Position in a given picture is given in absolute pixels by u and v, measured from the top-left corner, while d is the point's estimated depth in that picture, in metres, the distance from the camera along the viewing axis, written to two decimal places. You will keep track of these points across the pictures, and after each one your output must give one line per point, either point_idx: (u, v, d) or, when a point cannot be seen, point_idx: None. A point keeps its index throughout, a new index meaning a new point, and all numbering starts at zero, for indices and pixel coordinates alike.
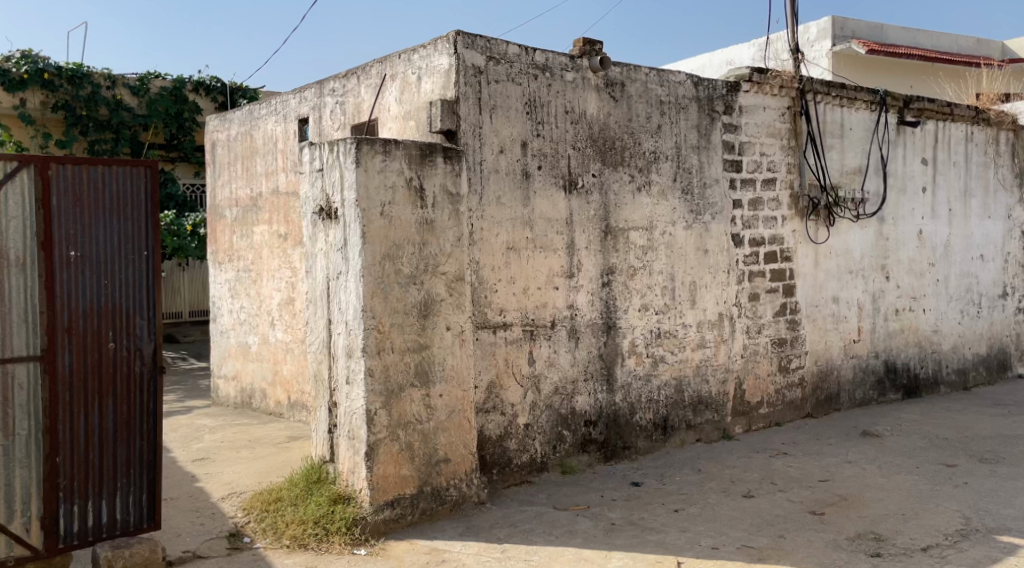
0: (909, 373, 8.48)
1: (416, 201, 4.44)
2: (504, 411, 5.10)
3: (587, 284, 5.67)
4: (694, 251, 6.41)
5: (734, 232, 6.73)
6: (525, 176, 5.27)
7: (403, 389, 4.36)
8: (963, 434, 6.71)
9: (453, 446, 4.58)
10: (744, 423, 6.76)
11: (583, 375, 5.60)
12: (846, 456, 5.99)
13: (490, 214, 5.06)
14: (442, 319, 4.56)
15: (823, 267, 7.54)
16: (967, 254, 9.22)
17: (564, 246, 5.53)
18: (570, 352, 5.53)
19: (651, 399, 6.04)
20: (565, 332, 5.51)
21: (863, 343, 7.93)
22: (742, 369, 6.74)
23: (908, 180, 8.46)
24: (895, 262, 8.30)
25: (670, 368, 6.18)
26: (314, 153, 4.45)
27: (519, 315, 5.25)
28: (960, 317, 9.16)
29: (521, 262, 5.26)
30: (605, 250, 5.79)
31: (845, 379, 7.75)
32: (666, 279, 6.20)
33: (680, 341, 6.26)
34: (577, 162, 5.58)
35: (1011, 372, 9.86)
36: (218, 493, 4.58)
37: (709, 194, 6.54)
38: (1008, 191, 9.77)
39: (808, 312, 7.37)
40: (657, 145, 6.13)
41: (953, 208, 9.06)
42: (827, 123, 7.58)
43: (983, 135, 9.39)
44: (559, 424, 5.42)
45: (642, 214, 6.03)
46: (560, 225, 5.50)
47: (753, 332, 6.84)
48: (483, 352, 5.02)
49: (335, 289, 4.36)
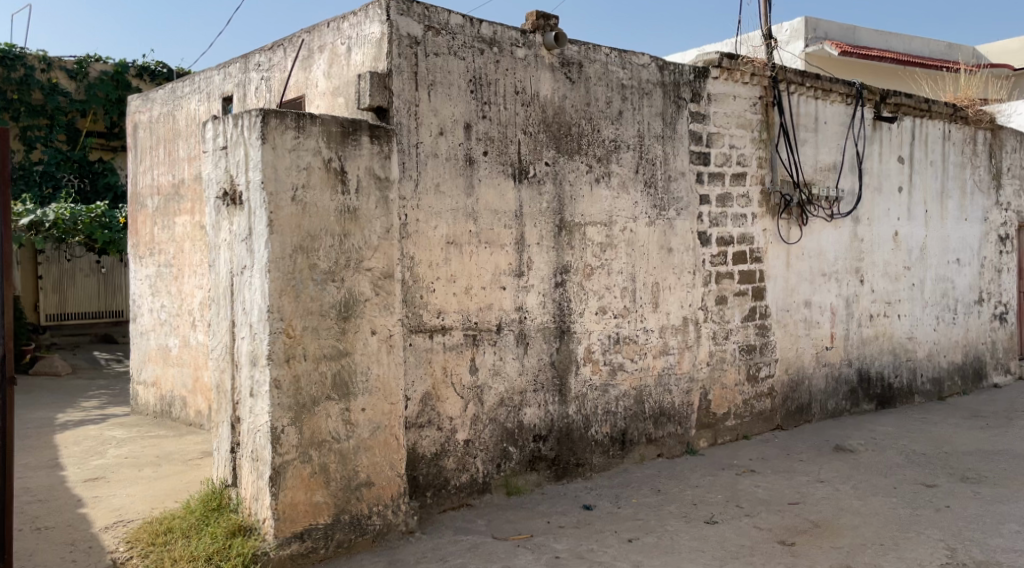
0: (883, 382, 8.06)
1: (336, 185, 3.85)
2: (441, 427, 4.53)
3: (538, 284, 5.12)
4: (658, 250, 5.90)
5: (701, 229, 6.22)
6: (468, 162, 4.70)
7: (318, 403, 3.77)
8: (942, 450, 6.27)
9: (378, 468, 4.00)
10: (710, 436, 6.26)
11: (533, 385, 5.04)
12: (819, 474, 5.50)
13: (427, 204, 4.49)
14: (366, 321, 3.97)
15: (796, 269, 7.08)
16: (943, 258, 8.88)
17: (512, 242, 4.97)
18: (517, 359, 4.97)
19: (608, 411, 5.51)
20: (512, 337, 4.95)
21: (836, 350, 7.49)
22: (708, 378, 6.24)
23: (884, 179, 8.04)
24: (869, 264, 7.87)
25: (629, 377, 5.66)
26: (218, 128, 3.84)
27: (460, 317, 4.68)
28: (936, 323, 8.79)
29: (463, 259, 4.70)
30: (559, 248, 5.24)
31: (817, 389, 7.29)
32: (626, 279, 5.67)
33: (641, 347, 5.75)
34: (528, 148, 5.03)
35: (986, 381, 9.53)
36: (101, 523, 3.96)
37: (675, 188, 6.02)
38: (985, 193, 9.49)
39: (779, 317, 6.91)
40: (617, 133, 5.61)
41: (929, 209, 8.69)
42: (802, 115, 7.12)
43: (960, 134, 9.08)
44: (504, 440, 4.86)
45: (601, 207, 5.50)
46: (508, 218, 4.94)
47: (720, 339, 6.34)
48: (417, 359, 4.44)
49: (239, 286, 3.76)
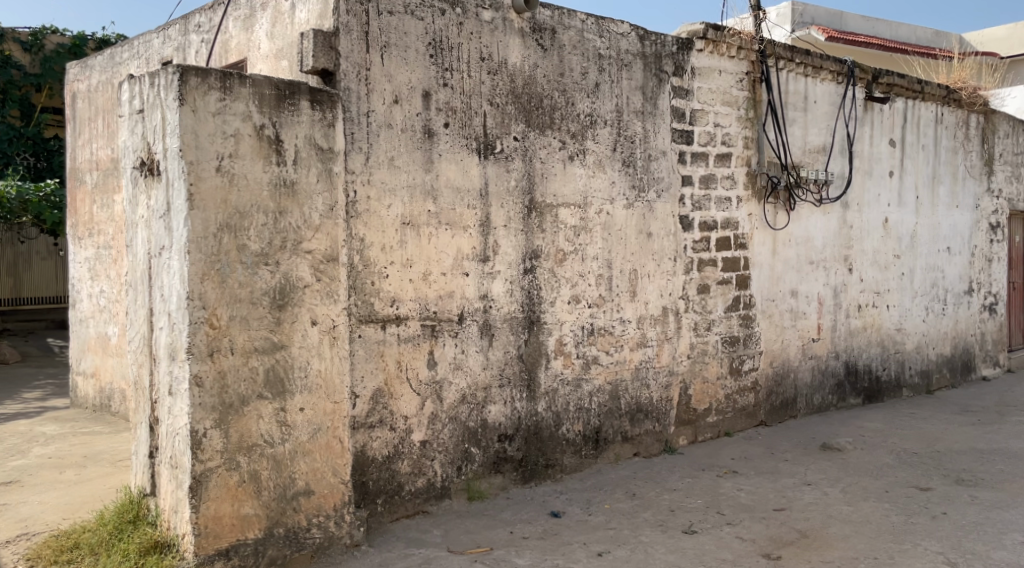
0: (870, 376, 7.72)
1: (270, 155, 3.40)
2: (394, 427, 4.10)
3: (504, 271, 4.69)
4: (636, 234, 5.48)
5: (683, 213, 5.82)
6: (427, 135, 4.26)
7: (247, 403, 3.33)
8: (934, 449, 5.93)
9: (318, 475, 3.57)
10: (690, 434, 5.88)
11: (498, 381, 4.62)
12: (805, 476, 5.13)
13: (380, 180, 4.04)
14: (305, 310, 3.52)
15: (782, 257, 6.69)
16: (933, 246, 8.56)
17: (476, 223, 4.53)
18: (481, 352, 4.54)
19: (581, 408, 5.10)
20: (476, 328, 4.52)
21: (823, 342, 7.13)
22: (688, 372, 5.85)
23: (875, 163, 7.67)
24: (858, 252, 7.51)
25: (604, 371, 5.25)
26: (133, 88, 3.38)
27: (417, 305, 4.24)
28: (925, 314, 8.46)
29: (420, 242, 4.25)
30: (528, 230, 4.81)
31: (802, 383, 6.92)
32: (602, 266, 5.25)
33: (618, 338, 5.34)
34: (495, 121, 4.59)
35: (974, 373, 9.24)
36: (3, 536, 3.50)
37: (655, 168, 5.60)
38: (977, 179, 9.17)
39: (765, 307, 6.53)
40: (594, 107, 5.17)
41: (921, 195, 8.36)
42: (791, 93, 6.71)
43: (954, 117, 8.73)
44: (465, 441, 4.44)
45: (574, 188, 5.07)
46: (472, 197, 4.50)
47: (701, 330, 5.95)
48: (367, 352, 4.00)
49: (157, 269, 3.31)
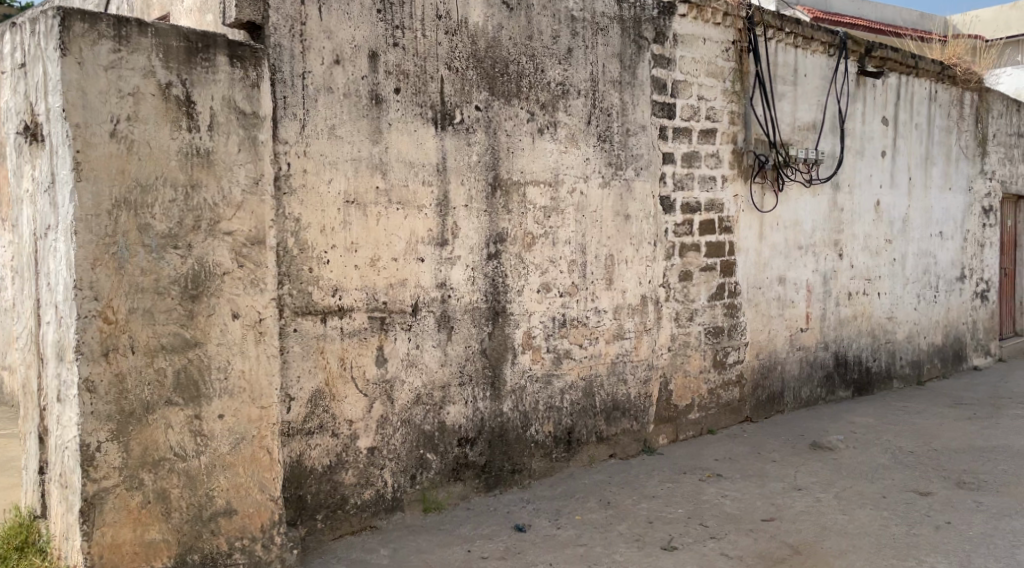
0: (861, 367, 7.33)
1: (179, 119, 2.89)
2: (336, 432, 3.63)
3: (466, 256, 4.20)
4: (613, 217, 5.01)
5: (664, 194, 5.36)
6: (375, 101, 3.76)
7: (152, 411, 2.84)
8: (931, 447, 5.54)
9: (242, 492, 3.08)
10: (670, 432, 5.44)
11: (457, 379, 4.15)
12: (795, 481, 4.71)
13: (319, 152, 3.55)
14: (224, 301, 3.03)
15: (770, 241, 6.26)
16: (925, 230, 8.20)
17: (433, 202, 4.04)
18: (438, 347, 4.07)
19: (551, 407, 4.64)
20: (433, 320, 4.04)
21: (812, 332, 6.72)
22: (669, 365, 5.41)
23: (866, 142, 7.26)
24: (849, 236, 7.11)
25: (577, 365, 4.79)
26: (14, 39, 2.86)
27: (364, 295, 3.75)
28: (916, 302, 8.10)
29: (367, 223, 3.76)
30: (493, 211, 4.33)
31: (790, 376, 6.50)
32: (575, 251, 4.78)
33: (592, 330, 4.89)
34: (454, 88, 4.09)
35: (966, 363, 8.91)
36: None
37: (633, 144, 5.13)
38: (969, 160, 8.82)
39: (751, 296, 6.10)
40: (566, 75, 4.69)
41: (913, 176, 7.97)
42: (779, 65, 6.25)
43: (947, 95, 8.35)
44: (420, 446, 3.97)
45: (544, 164, 4.59)
46: (429, 173, 4.01)
47: (683, 320, 5.51)
48: (305, 348, 3.52)
49: (43, 253, 2.80)
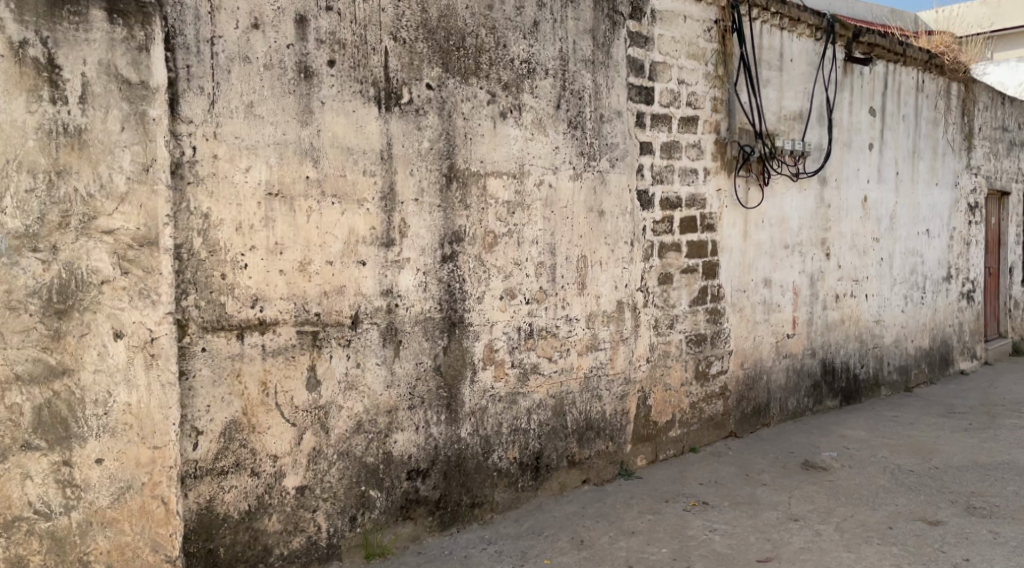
0: (848, 374, 6.88)
1: (38, 87, 2.35)
2: (257, 471, 3.05)
3: (416, 258, 3.61)
4: (586, 213, 4.47)
5: (641, 188, 4.82)
6: (304, 73, 3.17)
7: (3, 458, 2.31)
8: (932, 465, 5.07)
9: (127, 554, 2.53)
10: (649, 452, 4.92)
11: (407, 401, 3.56)
12: (789, 509, 4.20)
13: (233, 135, 2.96)
14: (102, 318, 2.47)
15: (755, 240, 5.76)
16: (912, 228, 7.79)
17: (377, 195, 3.45)
18: (384, 365, 3.48)
19: (517, 430, 4.08)
20: (377, 333, 3.45)
21: (798, 338, 6.24)
22: (648, 378, 4.87)
23: (854, 134, 6.80)
24: (836, 235, 6.66)
25: (546, 381, 4.23)
26: None
27: (292, 306, 3.15)
28: (903, 304, 7.69)
29: (296, 220, 3.16)
30: (448, 206, 3.74)
31: (776, 386, 6.02)
32: (542, 252, 4.22)
33: (563, 341, 4.34)
34: (401, 62, 3.51)
35: (952, 367, 8.53)
36: None
37: (608, 132, 4.58)
38: (956, 155, 8.44)
39: (735, 300, 5.60)
40: (532, 51, 4.12)
41: (901, 171, 7.55)
42: (764, 48, 5.75)
43: (934, 86, 7.94)
44: (362, 482, 3.38)
45: (508, 152, 4.02)
46: (372, 161, 3.42)
47: (662, 328, 4.99)
48: (216, 371, 2.94)
49: None
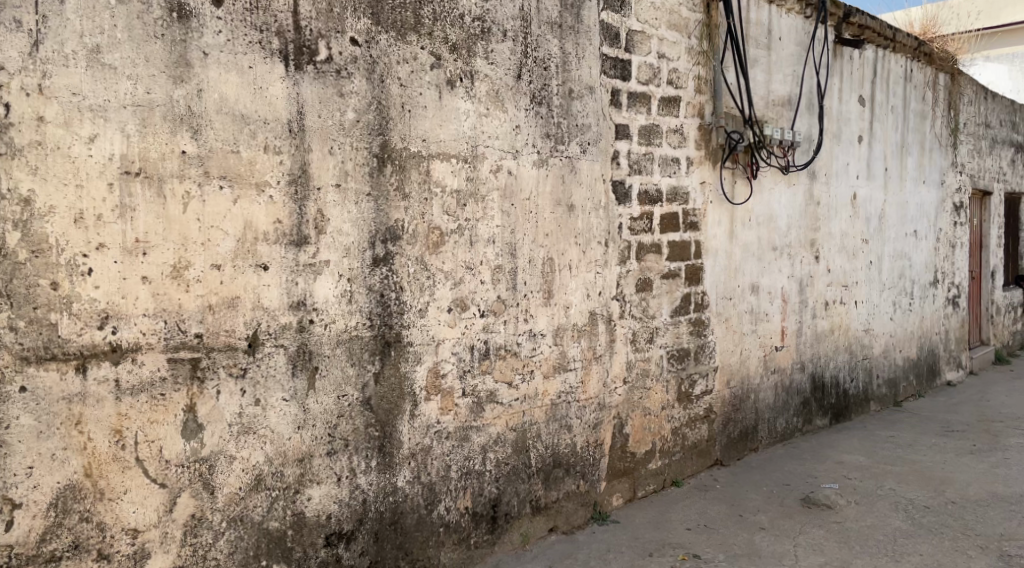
0: (838, 390, 6.24)
1: None
2: (106, 552, 2.29)
3: (338, 261, 2.80)
4: (552, 207, 3.72)
5: (617, 179, 4.10)
6: (176, 12, 2.37)
7: None
8: (947, 499, 4.42)
9: None
10: (626, 490, 4.18)
11: (325, 446, 2.76)
12: (795, 564, 3.51)
13: (70, 93, 2.20)
14: None
15: (742, 241, 5.08)
16: (901, 228, 7.21)
17: (284, 179, 2.64)
18: (295, 400, 2.67)
19: (470, 473, 3.30)
20: (285, 358, 2.64)
21: (787, 351, 5.58)
22: (624, 402, 4.15)
23: (843, 124, 6.17)
24: (825, 235, 6.02)
25: (505, 411, 3.46)
26: None
27: (161, 325, 2.37)
28: (892, 311, 7.10)
29: (166, 209, 2.37)
30: (381, 195, 2.94)
31: (764, 406, 5.34)
32: (501, 254, 3.45)
33: (525, 361, 3.58)
34: (317, 7, 2.71)
35: (939, 378, 7.99)
36: None
37: (579, 111, 3.84)
38: (942, 151, 7.90)
39: (720, 309, 4.91)
40: (487, 6, 3.35)
41: (889, 166, 6.96)
42: (752, 23, 5.07)
43: (921, 75, 7.38)
44: (262, 556, 2.59)
45: (457, 129, 3.24)
46: (276, 133, 2.62)
47: (641, 343, 4.27)
48: (43, 419, 2.18)
49: None
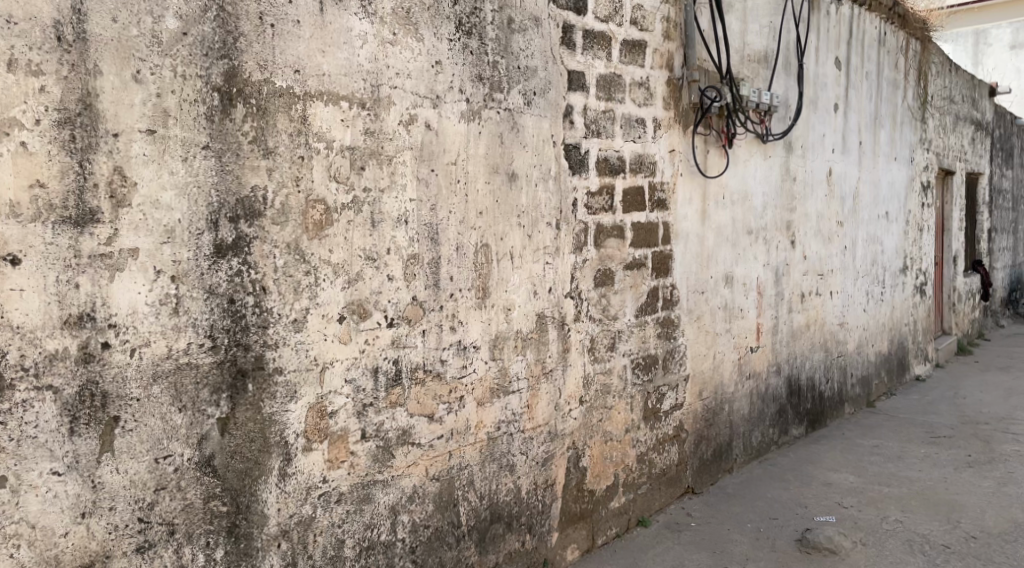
0: (813, 393, 5.49)
1: None
2: None
3: (152, 249, 1.81)
4: (488, 177, 2.79)
5: (570, 143, 3.21)
6: None
7: None
8: (965, 534, 3.66)
9: None
10: (584, 538, 3.30)
11: (133, 539, 1.80)
12: None
13: None
14: None
15: (716, 223, 4.23)
16: (874, 210, 6.51)
17: (48, 116, 1.67)
18: (75, 472, 1.71)
19: (374, 548, 2.35)
20: (55, 407, 1.68)
21: (762, 352, 4.78)
22: (580, 427, 3.29)
23: (819, 89, 5.40)
24: (802, 216, 5.23)
25: (425, 454, 2.52)
26: None
27: None
28: (865, 302, 6.40)
29: None
30: (228, 149, 1.95)
31: (738, 418, 4.54)
32: (417, 239, 2.50)
33: (453, 386, 2.64)
34: None
35: (909, 374, 7.36)
36: None
37: (522, 48, 2.90)
38: (912, 125, 7.24)
39: (691, 306, 4.06)
40: None
41: (863, 139, 6.23)
42: None
43: (895, 40, 6.68)
44: None
45: (350, 58, 2.25)
46: (31, 41, 1.64)
47: (600, 351, 3.42)
48: None
49: None
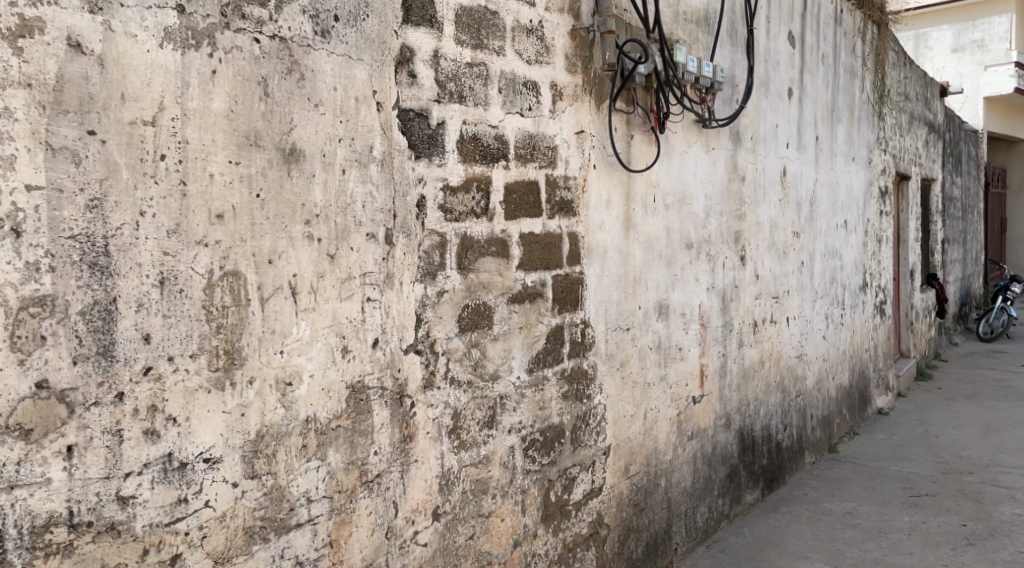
0: (769, 446, 4.40)
1: None
2: None
3: None
4: (241, 153, 1.57)
5: (412, 108, 2.02)
6: None
7: None
8: None
9: None
10: None
11: None
12: None
13: None
14: None
15: (644, 234, 3.08)
16: (832, 218, 5.50)
17: None
18: None
19: None
20: None
21: (708, 403, 3.66)
22: (435, 556, 2.09)
23: (770, 68, 4.34)
24: (752, 225, 4.14)
25: None
26: None
27: None
28: (824, 328, 5.37)
29: None
30: None
31: (678, 494, 3.40)
32: (48, 269, 1.28)
33: (151, 542, 1.42)
34: None
35: (871, 408, 6.38)
36: None
37: None
38: (870, 121, 6.29)
39: (612, 351, 2.90)
40: None
41: (820, 133, 5.21)
42: None
43: (851, 21, 5.72)
44: None
45: None
46: None
47: (471, 432, 2.22)
48: None
49: None
